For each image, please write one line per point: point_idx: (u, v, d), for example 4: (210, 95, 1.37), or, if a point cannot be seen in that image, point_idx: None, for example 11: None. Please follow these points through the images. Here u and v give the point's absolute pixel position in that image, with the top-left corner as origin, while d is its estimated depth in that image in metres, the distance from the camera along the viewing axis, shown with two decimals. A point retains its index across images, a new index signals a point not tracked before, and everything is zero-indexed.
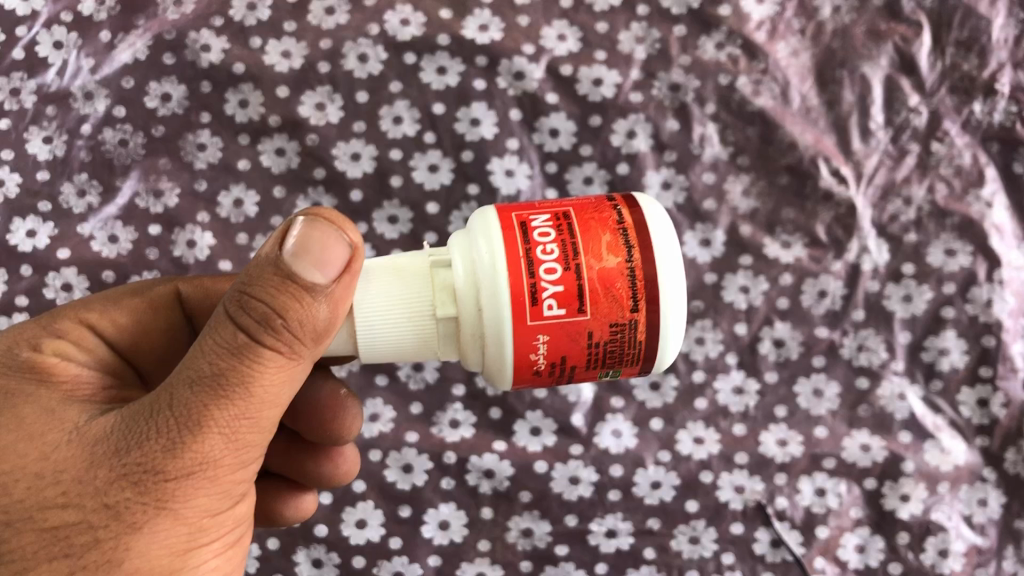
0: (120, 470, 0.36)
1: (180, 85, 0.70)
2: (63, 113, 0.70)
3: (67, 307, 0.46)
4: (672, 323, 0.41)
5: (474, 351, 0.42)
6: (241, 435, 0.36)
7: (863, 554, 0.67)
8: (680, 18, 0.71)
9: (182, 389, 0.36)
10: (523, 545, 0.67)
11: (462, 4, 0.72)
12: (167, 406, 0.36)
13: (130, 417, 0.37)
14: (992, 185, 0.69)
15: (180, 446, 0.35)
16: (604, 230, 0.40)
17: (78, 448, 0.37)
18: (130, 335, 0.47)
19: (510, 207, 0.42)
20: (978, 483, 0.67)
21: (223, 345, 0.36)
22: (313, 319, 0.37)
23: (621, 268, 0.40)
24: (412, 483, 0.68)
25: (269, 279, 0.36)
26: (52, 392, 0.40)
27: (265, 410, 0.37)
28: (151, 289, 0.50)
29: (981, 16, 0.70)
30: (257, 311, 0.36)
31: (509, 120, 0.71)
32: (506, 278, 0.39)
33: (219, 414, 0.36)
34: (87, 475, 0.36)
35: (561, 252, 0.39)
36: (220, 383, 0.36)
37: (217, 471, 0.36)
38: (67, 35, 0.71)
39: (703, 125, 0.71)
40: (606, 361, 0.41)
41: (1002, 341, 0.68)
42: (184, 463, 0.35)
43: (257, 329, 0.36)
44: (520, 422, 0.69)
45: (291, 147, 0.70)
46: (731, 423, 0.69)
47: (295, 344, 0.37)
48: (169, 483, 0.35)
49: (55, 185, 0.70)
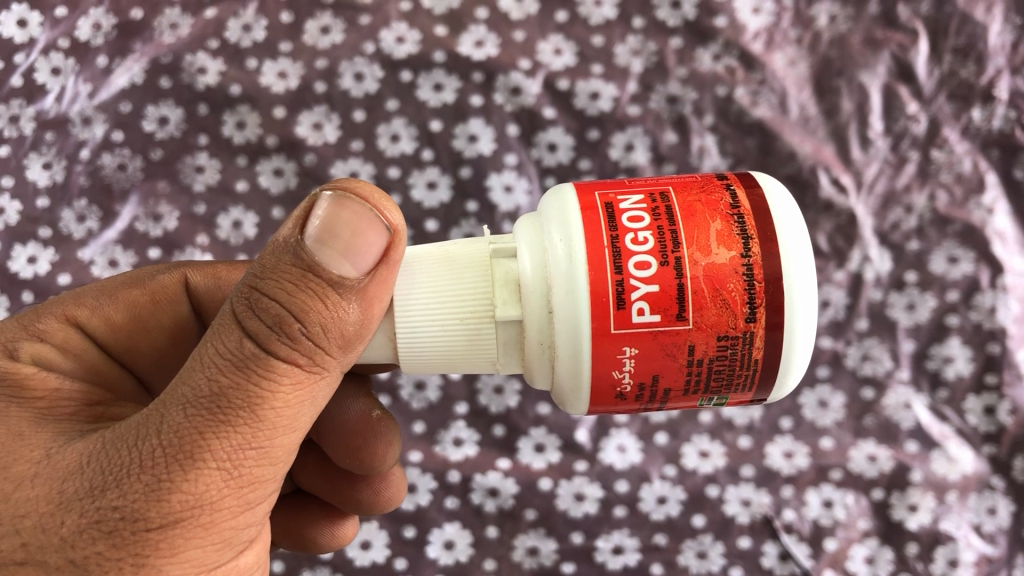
0: (95, 516, 0.33)
1: (177, 108, 0.70)
2: (62, 138, 0.70)
3: (58, 301, 0.46)
4: (800, 332, 0.37)
5: (541, 361, 0.39)
6: (240, 468, 0.34)
7: (873, 566, 0.65)
8: (676, 30, 0.71)
9: (174, 413, 0.33)
10: (529, 563, 0.66)
11: (457, 21, 0.72)
12: (154, 434, 0.33)
13: (110, 447, 0.34)
14: (993, 191, 0.69)
15: (167, 486, 0.33)
16: (714, 217, 0.36)
17: (50, 485, 0.34)
18: (122, 333, 0.47)
19: (592, 188, 0.39)
20: (986, 491, 0.66)
21: (227, 357, 0.34)
22: (341, 320, 0.35)
23: (733, 264, 0.36)
24: (416, 503, 0.67)
25: (285, 272, 0.34)
26: (25, 410, 0.38)
27: (271, 437, 0.35)
28: (160, 277, 0.49)
29: (977, 22, 0.69)
30: (270, 314, 0.34)
31: (506, 136, 0.71)
32: (586, 274, 0.36)
33: (215, 445, 0.33)
34: (61, 518, 0.33)
35: (657, 243, 0.36)
36: (218, 409, 0.33)
37: (209, 517, 0.34)
38: (65, 61, 0.71)
39: (702, 136, 0.70)
40: (713, 376, 0.38)
41: (1007, 348, 0.67)
42: (171, 508, 0.33)
43: (269, 337, 0.34)
44: (524, 439, 0.68)
45: (289, 168, 0.70)
46: (737, 435, 0.69)
47: (305, 357, 0.35)
48: (151, 533, 0.33)
49: (55, 211, 0.70)
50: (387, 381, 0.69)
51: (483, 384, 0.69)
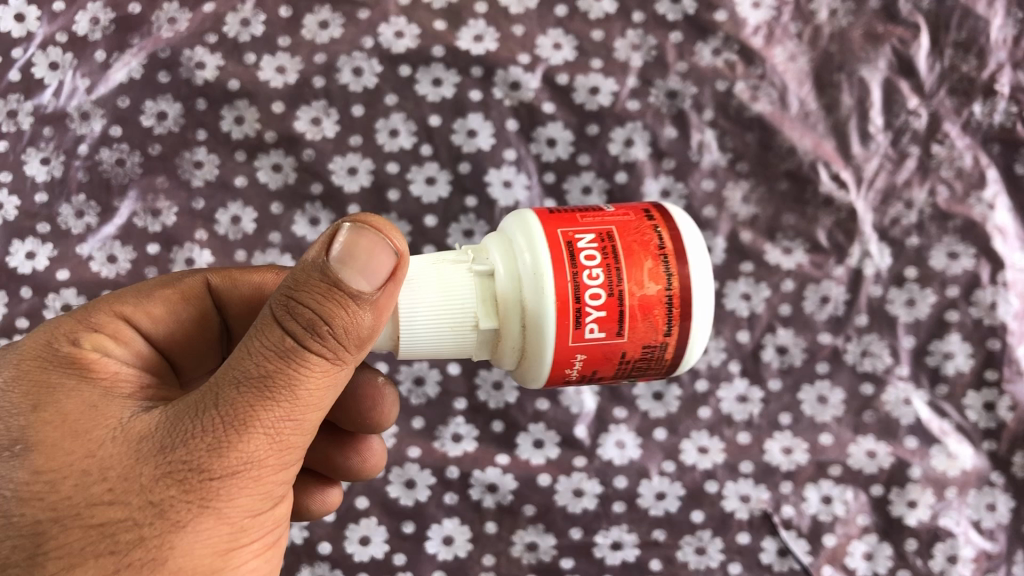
0: (167, 468, 0.35)
1: (176, 103, 0.70)
2: (61, 133, 0.70)
3: (100, 300, 0.45)
4: (700, 342, 0.43)
5: (508, 359, 0.43)
6: (285, 435, 0.36)
7: (871, 562, 0.66)
8: (676, 25, 0.71)
9: (228, 388, 0.35)
10: (528, 559, 0.67)
11: (456, 15, 0.71)
12: (213, 404, 0.35)
13: (174, 415, 0.36)
14: (994, 186, 0.69)
15: (226, 444, 0.35)
16: (647, 255, 0.41)
17: (123, 446, 0.36)
18: (164, 327, 0.46)
19: (553, 218, 0.42)
20: (985, 487, 0.67)
21: (271, 346, 0.35)
22: (358, 327, 0.36)
23: (661, 294, 0.41)
24: (415, 499, 0.67)
25: (314, 285, 0.35)
26: (94, 387, 0.39)
27: (310, 414, 0.36)
28: (184, 279, 0.48)
29: (979, 16, 0.69)
30: (304, 317, 0.35)
31: (505, 131, 0.70)
32: (554, 300, 0.40)
33: (265, 414, 0.35)
34: (132, 473, 0.35)
35: (606, 278, 0.40)
36: (268, 384, 0.35)
37: (261, 472, 0.36)
38: (62, 56, 0.70)
39: (701, 131, 0.70)
40: (632, 373, 0.43)
41: (1007, 344, 0.67)
42: (230, 461, 0.35)
43: (303, 336, 0.35)
44: (522, 435, 0.68)
45: (288, 163, 0.70)
46: (736, 431, 0.68)
47: (340, 351, 0.36)
48: (214, 482, 0.35)
49: (53, 206, 0.69)
50: (385, 375, 0.68)
51: (482, 379, 0.69)
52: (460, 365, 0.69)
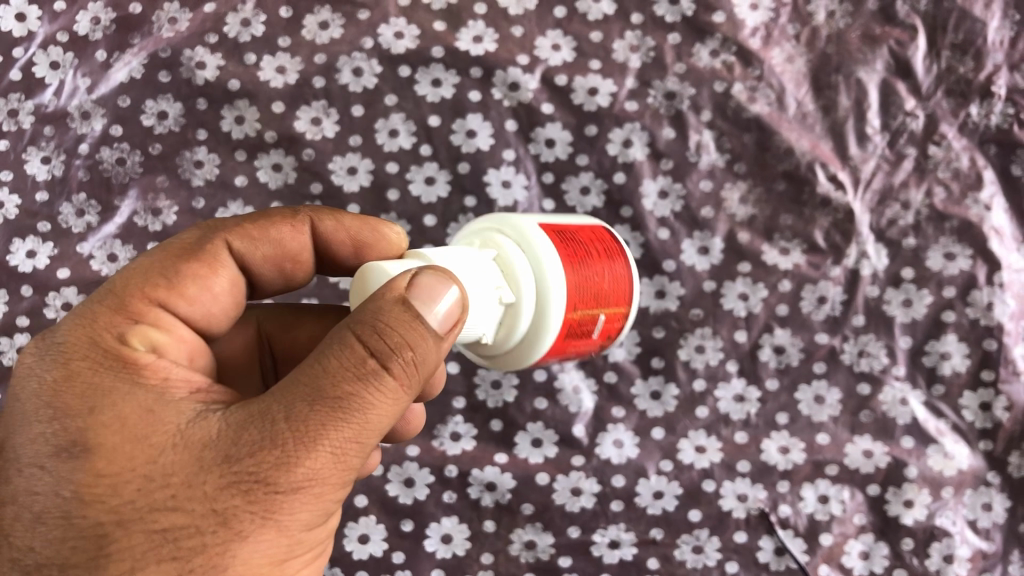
0: (233, 477, 0.37)
1: (176, 103, 0.70)
2: (61, 132, 0.70)
3: (130, 279, 0.43)
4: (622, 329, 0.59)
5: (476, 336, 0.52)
6: (348, 456, 0.37)
7: (868, 561, 0.67)
8: (674, 26, 0.71)
9: (301, 404, 0.37)
10: (526, 557, 0.67)
11: (455, 16, 0.71)
12: (283, 418, 0.37)
13: (240, 424, 0.37)
14: (991, 188, 0.69)
15: (294, 459, 0.36)
16: (607, 321, 0.53)
17: (186, 452, 0.37)
18: (198, 304, 0.45)
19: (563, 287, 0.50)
20: (982, 487, 0.67)
21: (346, 367, 0.37)
22: (425, 356, 0.39)
23: (599, 341, 0.54)
24: (413, 497, 0.68)
25: (396, 312, 0.38)
26: (147, 390, 0.39)
27: (372, 436, 0.38)
28: (204, 244, 0.46)
29: (976, 18, 0.69)
30: (390, 338, 0.38)
31: (505, 131, 0.71)
32: (526, 361, 0.50)
33: (334, 434, 0.37)
34: (196, 481, 0.37)
35: (573, 344, 0.52)
36: (340, 406, 0.37)
37: (322, 489, 0.37)
38: (63, 56, 0.71)
39: (699, 132, 0.71)
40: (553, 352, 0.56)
41: (1003, 344, 0.68)
42: (296, 477, 0.36)
43: (384, 360, 0.37)
44: (520, 434, 0.69)
45: (288, 162, 0.70)
46: (733, 430, 0.69)
47: (410, 377, 0.38)
48: (279, 495, 0.36)
49: (54, 205, 0.70)
50: None
51: (481, 379, 0.69)
52: (459, 365, 0.69)
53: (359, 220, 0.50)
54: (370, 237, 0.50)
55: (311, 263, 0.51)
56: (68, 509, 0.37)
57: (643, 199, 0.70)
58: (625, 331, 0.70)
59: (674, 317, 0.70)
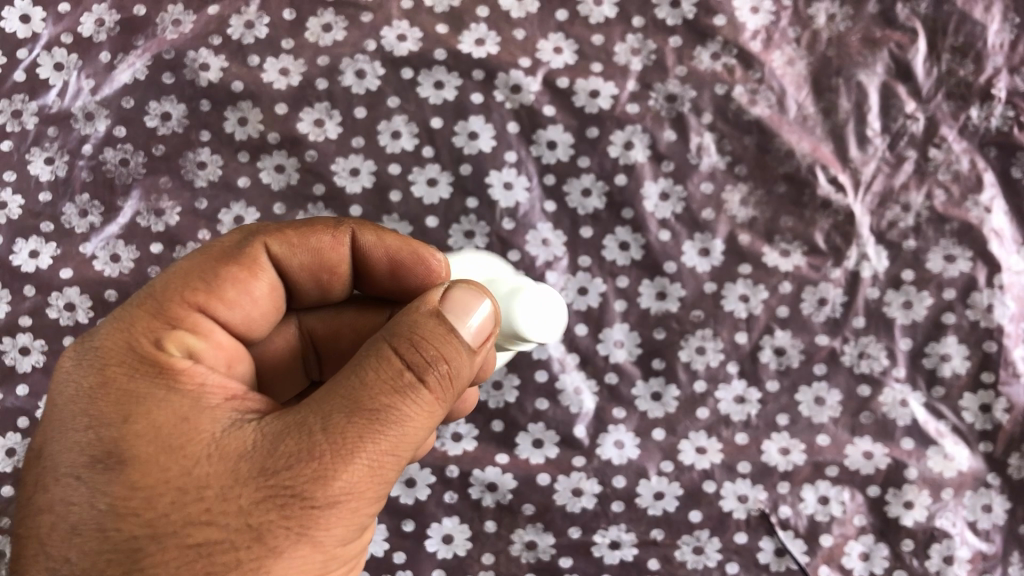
0: (270, 490, 0.37)
1: (180, 104, 0.71)
2: (65, 133, 0.71)
3: (168, 283, 0.44)
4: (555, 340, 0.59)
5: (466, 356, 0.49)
6: (383, 469, 0.38)
7: (868, 562, 0.67)
8: (675, 29, 0.72)
9: (340, 416, 0.38)
10: (527, 558, 0.68)
11: (458, 19, 0.72)
12: (321, 431, 0.38)
13: (277, 435, 0.39)
14: (991, 190, 0.69)
15: (332, 473, 0.37)
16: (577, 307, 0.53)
17: (223, 463, 0.38)
18: (236, 309, 0.45)
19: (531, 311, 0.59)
20: (982, 488, 0.67)
21: (385, 379, 0.39)
22: (459, 368, 0.41)
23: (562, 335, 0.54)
24: (415, 498, 0.68)
25: (432, 325, 0.40)
26: (183, 397, 0.40)
27: (408, 448, 0.39)
28: (243, 248, 0.46)
29: (976, 21, 0.70)
30: (426, 351, 0.40)
31: (506, 133, 0.71)
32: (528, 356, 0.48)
33: (370, 448, 0.38)
34: (230, 494, 0.38)
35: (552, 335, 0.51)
36: (378, 418, 0.38)
37: (357, 503, 0.38)
38: (67, 57, 0.71)
39: (700, 135, 0.71)
40: None
41: (1003, 346, 0.68)
42: (333, 491, 0.37)
43: (421, 371, 0.39)
44: (521, 434, 0.69)
45: (291, 163, 0.71)
46: (733, 432, 0.69)
47: (444, 390, 0.40)
48: (316, 510, 0.37)
49: (57, 205, 0.70)
50: None
51: (482, 380, 0.69)
52: None
53: (400, 239, 0.50)
54: (408, 257, 0.50)
55: (348, 277, 0.50)
56: (102, 522, 0.38)
57: (644, 201, 0.71)
58: (625, 332, 0.70)
59: (675, 319, 0.70)
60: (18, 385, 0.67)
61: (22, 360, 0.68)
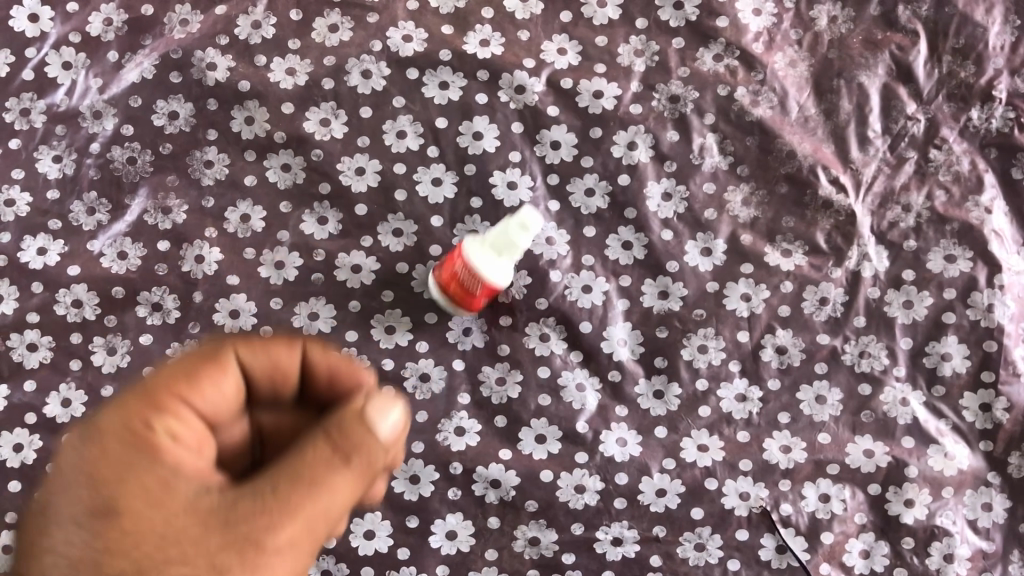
0: (219, 546, 0.40)
1: (187, 103, 0.71)
2: (73, 132, 0.71)
3: (157, 379, 0.43)
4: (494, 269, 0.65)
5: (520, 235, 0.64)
6: (313, 533, 0.42)
7: (868, 560, 0.68)
8: (678, 30, 0.73)
9: (279, 484, 0.41)
10: (530, 554, 0.69)
11: (463, 20, 0.73)
12: (265, 500, 0.41)
13: (230, 500, 0.41)
14: (991, 191, 0.70)
15: (268, 533, 0.41)
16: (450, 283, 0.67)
17: (182, 525, 0.41)
18: (215, 402, 0.44)
19: (482, 279, 0.65)
20: (982, 487, 0.68)
21: (319, 457, 0.42)
22: (380, 457, 0.43)
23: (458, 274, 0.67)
24: (419, 494, 0.69)
25: (355, 415, 0.43)
26: (160, 472, 0.41)
27: (332, 519, 0.42)
28: (219, 350, 0.45)
29: (976, 23, 0.71)
30: (355, 436, 0.42)
31: (511, 133, 0.72)
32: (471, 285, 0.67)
33: (308, 512, 0.41)
34: (189, 551, 0.40)
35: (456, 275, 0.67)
36: (305, 482, 0.41)
37: (291, 559, 0.41)
38: (75, 56, 0.72)
39: (703, 135, 0.72)
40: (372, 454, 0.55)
41: (1003, 346, 0.69)
42: (274, 543, 0.41)
43: (348, 455, 0.42)
44: (525, 430, 0.69)
45: (297, 162, 0.71)
46: (734, 429, 0.69)
47: (366, 469, 0.43)
48: (256, 561, 0.40)
49: (65, 203, 0.70)
50: (393, 372, 0.69)
51: (484, 376, 0.70)
52: (464, 362, 0.70)
53: (349, 365, 0.49)
54: (349, 383, 0.48)
55: (295, 389, 0.48)
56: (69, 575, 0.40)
57: (647, 201, 0.71)
58: (628, 331, 0.70)
59: (677, 318, 0.70)
60: (26, 381, 0.68)
61: (30, 356, 0.68)
